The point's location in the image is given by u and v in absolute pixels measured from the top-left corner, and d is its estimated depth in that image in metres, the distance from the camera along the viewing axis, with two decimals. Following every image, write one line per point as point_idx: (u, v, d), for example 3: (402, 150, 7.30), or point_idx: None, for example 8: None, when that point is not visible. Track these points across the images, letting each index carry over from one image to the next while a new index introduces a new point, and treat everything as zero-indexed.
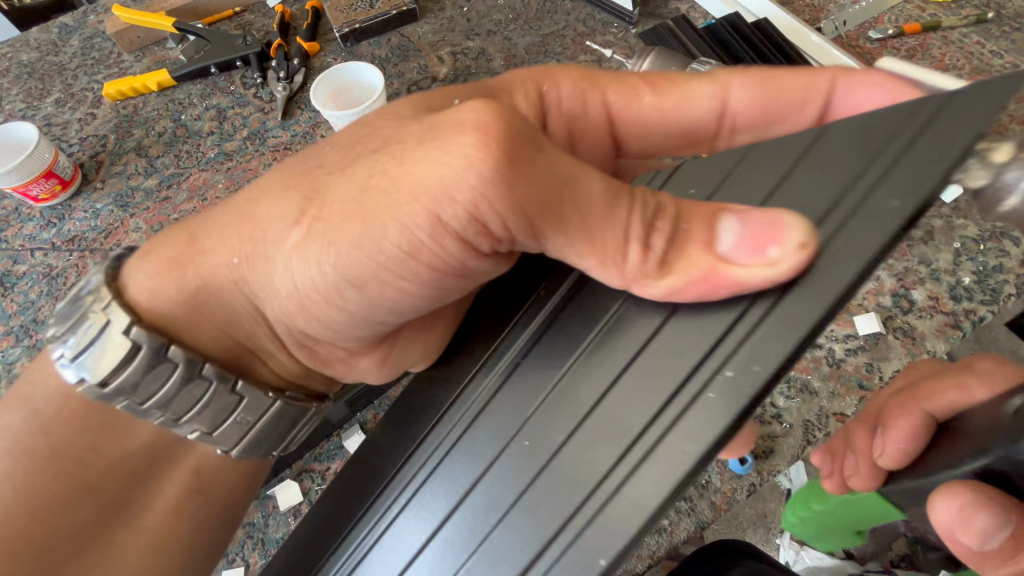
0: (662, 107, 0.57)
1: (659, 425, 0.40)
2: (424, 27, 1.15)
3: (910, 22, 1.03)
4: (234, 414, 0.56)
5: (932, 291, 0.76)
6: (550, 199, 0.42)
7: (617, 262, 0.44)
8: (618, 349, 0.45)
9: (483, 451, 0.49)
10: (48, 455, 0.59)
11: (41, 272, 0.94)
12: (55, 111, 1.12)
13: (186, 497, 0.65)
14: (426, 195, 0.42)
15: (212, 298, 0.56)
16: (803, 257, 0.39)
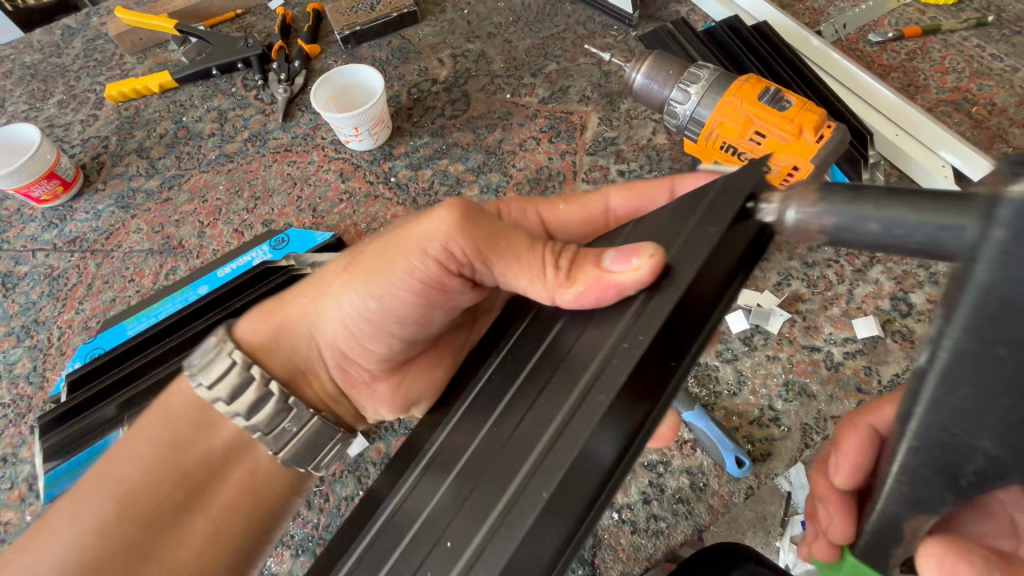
0: (574, 211, 0.67)
1: (550, 419, 0.41)
2: (424, 29, 1.16)
3: (910, 25, 1.03)
4: (283, 419, 0.58)
5: (931, 295, 0.77)
6: (490, 233, 0.53)
7: (537, 282, 0.51)
8: (540, 375, 0.46)
9: (427, 481, 0.49)
10: (140, 448, 0.58)
11: (43, 272, 0.94)
12: (58, 112, 1.12)
13: (246, 512, 0.61)
14: (418, 235, 0.53)
15: (292, 326, 0.62)
16: (657, 262, 0.44)
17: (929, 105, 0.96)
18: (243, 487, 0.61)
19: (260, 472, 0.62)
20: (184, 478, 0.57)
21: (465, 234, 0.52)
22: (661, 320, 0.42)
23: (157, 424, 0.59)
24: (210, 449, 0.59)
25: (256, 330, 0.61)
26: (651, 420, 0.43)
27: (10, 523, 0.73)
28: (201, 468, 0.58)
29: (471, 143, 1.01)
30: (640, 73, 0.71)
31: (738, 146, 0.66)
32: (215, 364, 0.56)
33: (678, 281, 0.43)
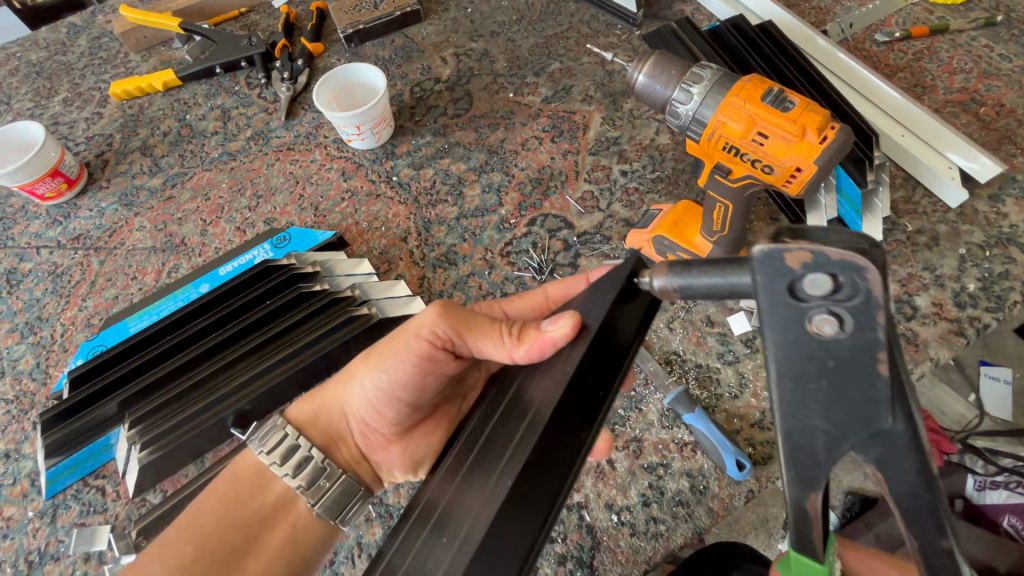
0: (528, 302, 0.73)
1: (502, 453, 0.43)
2: (428, 28, 1.15)
3: (918, 25, 1.02)
4: (321, 476, 0.61)
5: (935, 298, 0.78)
6: (466, 316, 0.57)
7: (499, 349, 0.55)
8: (501, 420, 0.48)
9: (410, 533, 0.48)
10: (207, 498, 0.58)
11: (47, 270, 0.95)
12: (63, 110, 1.13)
13: (293, 574, 0.58)
14: (413, 323, 0.58)
15: (324, 399, 0.65)
16: (575, 323, 0.48)
17: (936, 105, 0.94)
18: (293, 545, 0.58)
19: (307, 531, 0.59)
20: (245, 527, 0.57)
21: (444, 316, 0.56)
22: (575, 364, 0.45)
23: (226, 475, 0.60)
24: (266, 501, 0.59)
25: (301, 408, 0.65)
26: (586, 446, 0.44)
27: (11, 519, 0.74)
28: (260, 519, 0.58)
29: (474, 142, 1.01)
30: (642, 73, 0.71)
31: (740, 147, 0.66)
32: (272, 433, 0.60)
33: (593, 329, 0.46)
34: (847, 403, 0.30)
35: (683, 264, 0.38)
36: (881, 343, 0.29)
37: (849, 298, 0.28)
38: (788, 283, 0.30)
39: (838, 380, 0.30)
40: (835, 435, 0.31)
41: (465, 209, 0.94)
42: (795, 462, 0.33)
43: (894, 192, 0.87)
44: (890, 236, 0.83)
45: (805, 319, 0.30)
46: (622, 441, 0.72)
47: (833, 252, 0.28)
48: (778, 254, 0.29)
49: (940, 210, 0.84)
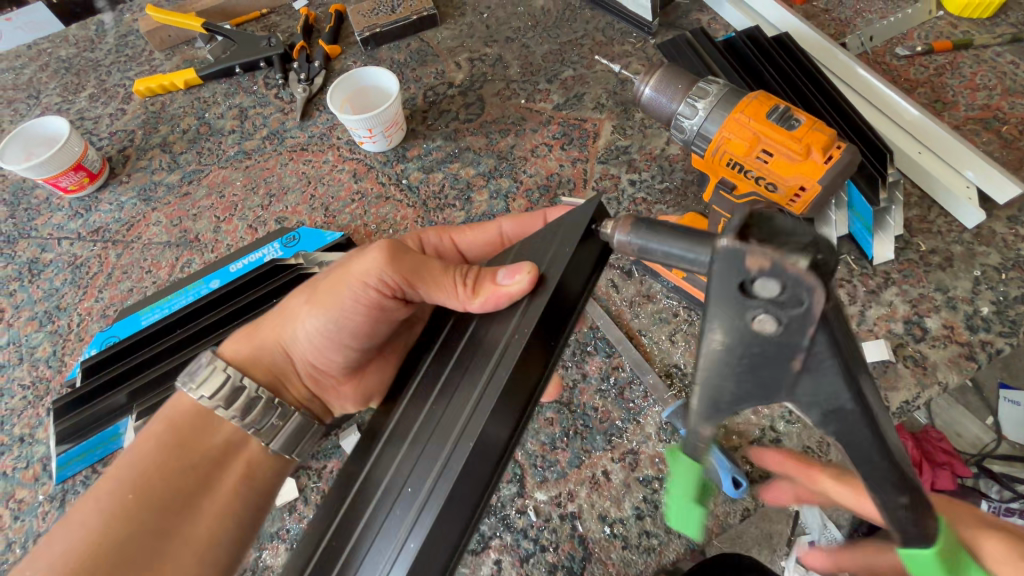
0: (475, 235, 0.71)
1: (475, 389, 0.48)
2: (443, 32, 1.16)
3: (940, 39, 1.00)
4: (270, 414, 0.61)
5: (947, 320, 0.77)
6: (417, 262, 0.56)
7: (451, 299, 0.55)
8: (460, 363, 0.52)
9: (381, 458, 0.52)
10: (142, 448, 0.56)
11: (67, 261, 0.98)
12: (88, 105, 1.16)
13: (253, 507, 0.60)
14: (361, 272, 0.57)
15: (267, 338, 0.64)
16: (530, 277, 0.50)
17: (956, 122, 0.92)
18: (250, 480, 0.60)
19: (263, 468, 0.61)
20: (191, 468, 0.56)
21: (391, 265, 0.55)
22: (535, 320, 0.48)
23: (160, 425, 0.58)
24: (213, 445, 0.58)
25: (238, 345, 0.64)
26: (541, 385, 0.49)
27: (23, 501, 0.76)
28: (208, 463, 0.57)
29: (484, 148, 1.01)
30: (648, 86, 0.71)
31: (744, 164, 0.65)
32: (206, 372, 0.59)
33: (551, 284, 0.49)
34: (759, 375, 0.35)
35: (649, 224, 0.40)
36: (803, 347, 0.33)
37: (795, 306, 0.32)
38: (748, 281, 0.32)
39: (757, 358, 0.35)
40: (741, 394, 0.37)
41: (473, 213, 0.95)
42: (707, 406, 0.38)
43: (908, 210, 0.85)
44: (902, 255, 0.82)
45: (748, 316, 0.33)
46: (618, 452, 0.72)
47: (794, 270, 0.30)
48: (737, 255, 0.31)
49: (955, 230, 0.82)
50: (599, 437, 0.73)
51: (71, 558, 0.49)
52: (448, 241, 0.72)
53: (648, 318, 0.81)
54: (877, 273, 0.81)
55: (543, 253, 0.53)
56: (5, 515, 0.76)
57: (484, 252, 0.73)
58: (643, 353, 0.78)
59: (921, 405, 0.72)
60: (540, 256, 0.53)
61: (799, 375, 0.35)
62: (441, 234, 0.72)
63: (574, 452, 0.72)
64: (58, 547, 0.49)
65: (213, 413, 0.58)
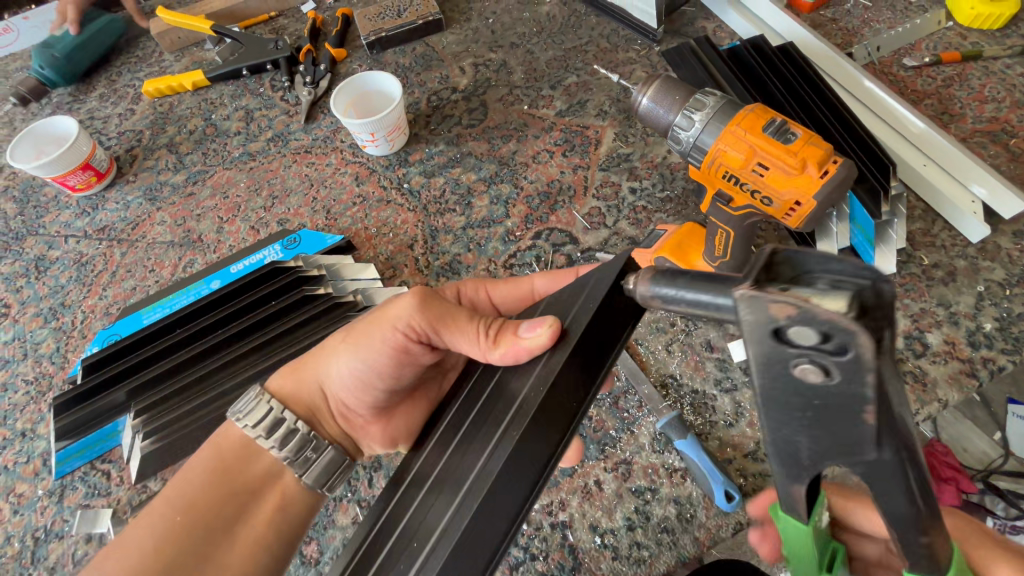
0: (514, 289, 0.70)
1: (504, 417, 0.46)
2: (449, 37, 1.17)
3: (949, 50, 0.99)
4: (307, 448, 0.61)
5: (949, 336, 0.76)
6: (446, 310, 0.55)
7: (474, 348, 0.53)
8: (485, 410, 0.50)
9: (404, 495, 0.51)
10: (192, 473, 0.58)
11: (72, 258, 0.99)
12: (98, 105, 1.18)
13: (286, 538, 0.60)
14: (392, 320, 0.56)
15: (303, 375, 0.64)
16: (550, 333, 0.47)
17: (963, 135, 0.91)
18: (282, 513, 0.60)
19: (296, 501, 0.61)
20: (231, 498, 0.57)
21: (420, 312, 0.54)
22: (553, 376, 0.45)
23: (209, 450, 0.60)
24: (253, 476, 0.59)
25: (283, 381, 0.64)
26: (581, 412, 0.45)
27: (23, 496, 0.77)
28: (250, 491, 0.58)
29: (486, 153, 1.01)
30: (646, 96, 0.70)
31: (740, 176, 0.65)
32: (255, 403, 0.61)
33: (571, 341, 0.46)
34: (835, 429, 0.29)
35: (671, 273, 0.36)
36: (869, 400, 0.27)
37: (841, 354, 0.26)
38: (776, 329, 0.27)
39: (826, 413, 0.29)
40: (819, 450, 0.31)
41: (472, 219, 0.95)
42: (782, 458, 0.34)
43: (912, 224, 0.84)
44: (904, 269, 0.81)
45: (789, 364, 0.28)
46: (611, 462, 0.71)
47: (824, 316, 0.25)
48: (761, 304, 0.27)
49: (960, 244, 0.81)
50: (592, 446, 0.73)
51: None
52: (484, 294, 0.71)
53: (645, 327, 0.80)
54: None
55: (568, 307, 0.50)
56: (5, 509, 0.77)
57: (517, 307, 0.72)
58: (639, 362, 0.78)
59: (920, 421, 0.71)
60: (565, 309, 0.50)
61: (878, 428, 0.28)
62: (477, 286, 0.71)
63: (566, 461, 0.72)
64: (110, 566, 0.52)
65: (254, 444, 0.60)
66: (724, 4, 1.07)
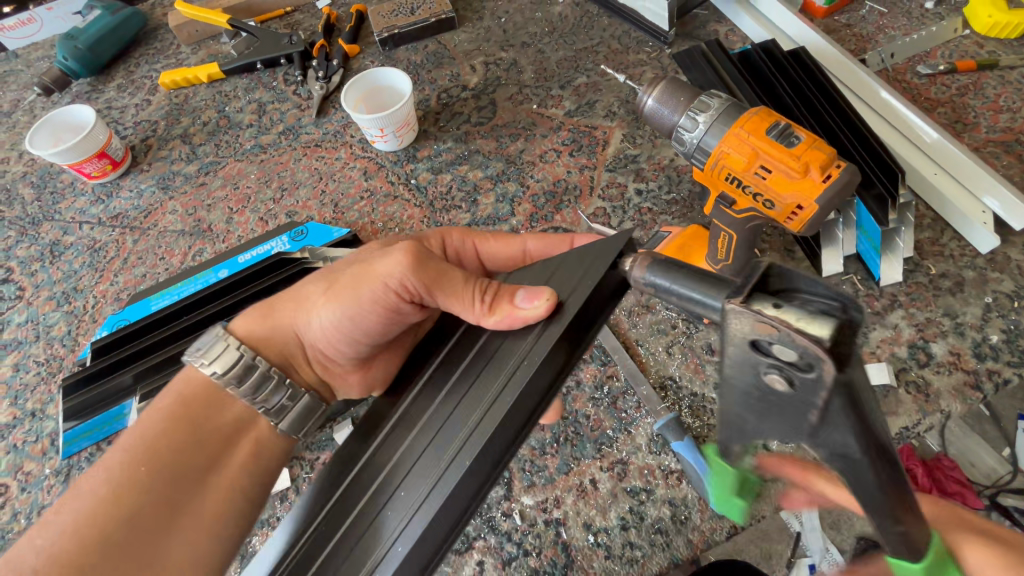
0: (503, 247, 0.70)
1: (500, 379, 0.47)
2: (461, 35, 1.18)
3: (964, 58, 0.98)
4: (280, 394, 0.62)
5: (954, 346, 0.75)
6: (438, 270, 0.54)
7: (465, 312, 0.53)
8: (471, 371, 0.50)
9: (387, 439, 0.52)
10: (153, 419, 0.56)
11: (86, 244, 1.01)
12: (116, 95, 1.20)
13: (258, 483, 0.61)
14: (384, 278, 0.55)
15: (278, 321, 0.63)
16: (545, 304, 0.47)
17: (976, 144, 0.90)
18: (255, 460, 0.61)
19: (272, 447, 0.62)
20: (202, 447, 0.57)
21: (414, 270, 0.54)
22: (546, 351, 0.46)
23: (170, 400, 0.58)
24: (224, 423, 0.59)
25: (253, 326, 0.63)
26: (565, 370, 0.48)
27: (30, 474, 0.79)
28: (219, 440, 0.58)
29: (493, 152, 1.02)
30: (651, 97, 0.70)
31: (742, 179, 0.65)
32: (219, 347, 0.59)
33: (568, 314, 0.47)
34: (782, 420, 0.32)
35: (668, 263, 0.38)
36: (818, 408, 0.29)
37: (806, 371, 0.28)
38: (753, 340, 0.30)
39: (773, 407, 0.31)
40: (765, 430, 0.33)
41: (477, 215, 0.95)
42: (730, 431, 0.36)
43: (920, 232, 0.83)
44: (910, 278, 0.80)
45: (758, 369, 0.31)
46: (607, 461, 0.72)
47: (794, 339, 0.27)
48: (748, 317, 0.29)
49: (968, 254, 0.80)
50: (589, 445, 0.73)
51: (79, 528, 0.49)
52: (471, 246, 0.71)
53: (646, 329, 0.80)
54: (883, 295, 0.79)
55: (565, 277, 0.50)
56: (13, 486, 0.79)
57: (504, 264, 0.72)
58: (639, 363, 0.78)
59: (920, 432, 0.71)
60: (562, 278, 0.50)
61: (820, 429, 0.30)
62: (466, 238, 0.70)
63: (563, 459, 0.72)
64: (66, 516, 0.50)
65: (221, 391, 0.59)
66: (737, 8, 1.07)
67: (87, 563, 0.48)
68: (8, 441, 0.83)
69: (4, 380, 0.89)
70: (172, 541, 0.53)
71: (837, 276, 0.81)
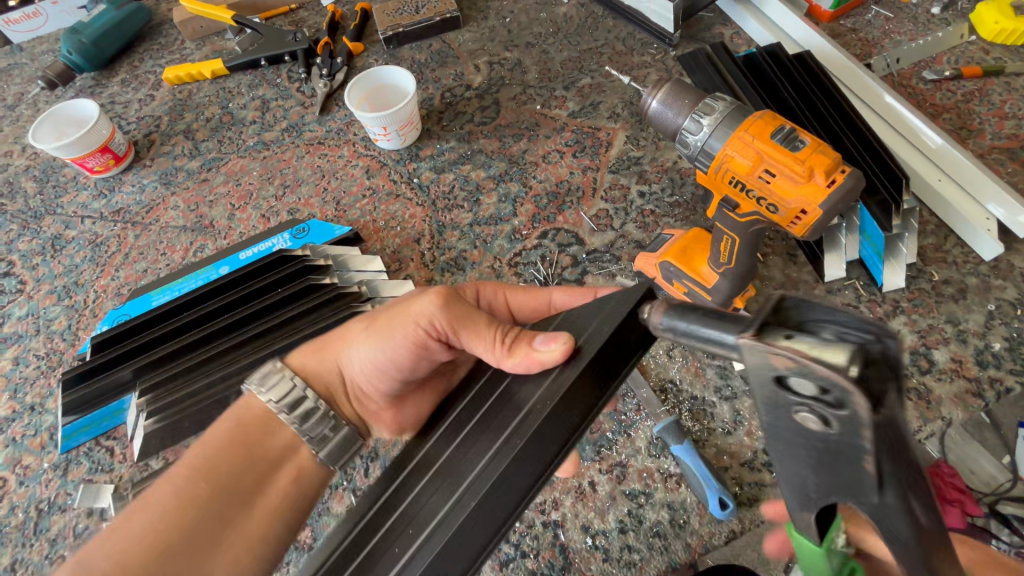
0: (533, 301, 0.70)
1: (514, 416, 0.46)
2: (465, 35, 1.18)
3: (971, 65, 0.98)
4: (326, 424, 0.60)
5: (956, 353, 0.74)
6: (468, 312, 0.55)
7: (488, 353, 0.53)
8: (491, 411, 0.50)
9: (408, 480, 0.51)
10: (215, 437, 0.56)
11: (88, 239, 1.01)
12: (120, 90, 1.20)
13: (302, 508, 0.59)
14: (417, 316, 0.56)
15: (324, 356, 0.64)
16: (562, 348, 0.47)
17: (981, 151, 0.90)
18: (300, 486, 0.59)
19: (308, 476, 0.60)
20: (255, 468, 0.56)
21: (444, 309, 0.55)
22: (563, 390, 0.44)
23: (235, 420, 0.58)
24: (274, 448, 0.58)
25: (306, 359, 0.64)
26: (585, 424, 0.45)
27: (29, 468, 0.79)
28: (268, 463, 0.57)
29: (496, 151, 1.02)
30: (656, 99, 0.70)
31: (746, 183, 0.65)
32: (273, 376, 0.60)
33: (585, 357, 0.46)
34: (834, 468, 0.30)
35: (683, 307, 0.37)
36: (867, 451, 0.27)
37: (839, 407, 0.27)
38: (777, 376, 0.28)
39: (825, 456, 0.30)
40: (825, 486, 0.31)
41: (479, 215, 0.95)
42: (794, 493, 0.34)
43: (924, 238, 0.83)
44: (913, 284, 0.80)
45: (789, 409, 0.29)
46: (606, 463, 0.71)
47: (819, 373, 0.26)
48: (763, 352, 0.28)
49: (972, 261, 0.80)
50: (588, 447, 0.73)
51: (145, 536, 0.50)
52: (503, 299, 0.71)
53: None
54: (886, 301, 0.79)
55: (585, 327, 0.50)
56: (12, 480, 0.79)
57: (533, 316, 0.71)
58: (639, 366, 0.77)
59: (921, 439, 0.71)
60: (582, 328, 0.50)
61: (879, 476, 0.28)
62: (498, 290, 0.71)
63: None
64: (137, 523, 0.50)
65: (272, 416, 0.58)
66: (742, 11, 1.06)
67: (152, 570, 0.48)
68: (7, 435, 0.83)
69: (4, 373, 0.89)
70: (221, 560, 0.52)
71: (839, 281, 0.81)
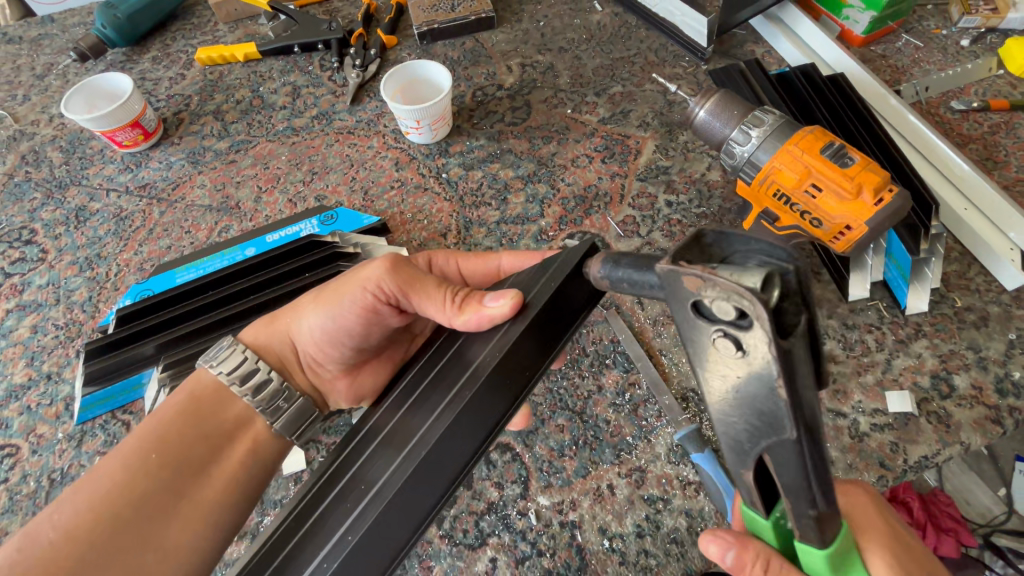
0: (486, 267, 0.72)
1: (463, 373, 0.50)
2: (499, 35, 1.18)
3: (997, 98, 0.99)
4: (279, 397, 0.64)
5: (976, 380, 0.75)
6: (415, 278, 0.58)
7: (440, 312, 0.56)
8: (443, 374, 0.53)
9: (359, 444, 0.56)
10: (164, 411, 0.59)
11: (112, 212, 1.01)
12: (151, 67, 1.21)
13: (256, 478, 0.61)
14: (366, 284, 0.59)
15: (275, 328, 0.67)
16: (508, 304, 0.50)
17: (1006, 183, 0.91)
18: (255, 455, 0.62)
19: (266, 445, 0.63)
20: (207, 438, 0.59)
21: (391, 273, 0.58)
22: (508, 345, 0.48)
23: (184, 395, 0.61)
24: (227, 417, 0.61)
25: (256, 332, 0.68)
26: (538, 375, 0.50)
27: (43, 437, 0.79)
28: (222, 434, 0.60)
29: (525, 152, 1.02)
30: (704, 109, 0.71)
31: (791, 196, 0.66)
32: (228, 352, 0.64)
33: (530, 313, 0.49)
34: (759, 405, 0.32)
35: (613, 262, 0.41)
36: (775, 374, 0.30)
37: (746, 325, 0.31)
38: (695, 300, 0.32)
39: (745, 389, 0.32)
40: (753, 428, 0.33)
41: (507, 214, 0.96)
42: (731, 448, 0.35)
43: (947, 264, 0.84)
44: (935, 308, 0.80)
45: (711, 335, 0.32)
46: (625, 467, 0.72)
47: (722, 285, 0.30)
48: (676, 275, 0.33)
49: (994, 290, 0.81)
50: (607, 450, 0.73)
51: (92, 506, 0.52)
52: (454, 265, 0.73)
53: (670, 339, 0.81)
54: (907, 323, 0.80)
55: (533, 284, 0.53)
56: (24, 448, 0.78)
57: (484, 283, 0.74)
58: (661, 373, 0.78)
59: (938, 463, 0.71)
60: (529, 284, 0.53)
61: (791, 405, 0.31)
62: (449, 257, 0.73)
63: (581, 462, 0.73)
64: (83, 499, 0.52)
65: (226, 390, 0.62)
66: (775, 31, 1.08)
67: (102, 537, 0.51)
68: (22, 403, 0.82)
69: (21, 341, 0.89)
70: (176, 528, 0.54)
71: (863, 302, 0.82)
